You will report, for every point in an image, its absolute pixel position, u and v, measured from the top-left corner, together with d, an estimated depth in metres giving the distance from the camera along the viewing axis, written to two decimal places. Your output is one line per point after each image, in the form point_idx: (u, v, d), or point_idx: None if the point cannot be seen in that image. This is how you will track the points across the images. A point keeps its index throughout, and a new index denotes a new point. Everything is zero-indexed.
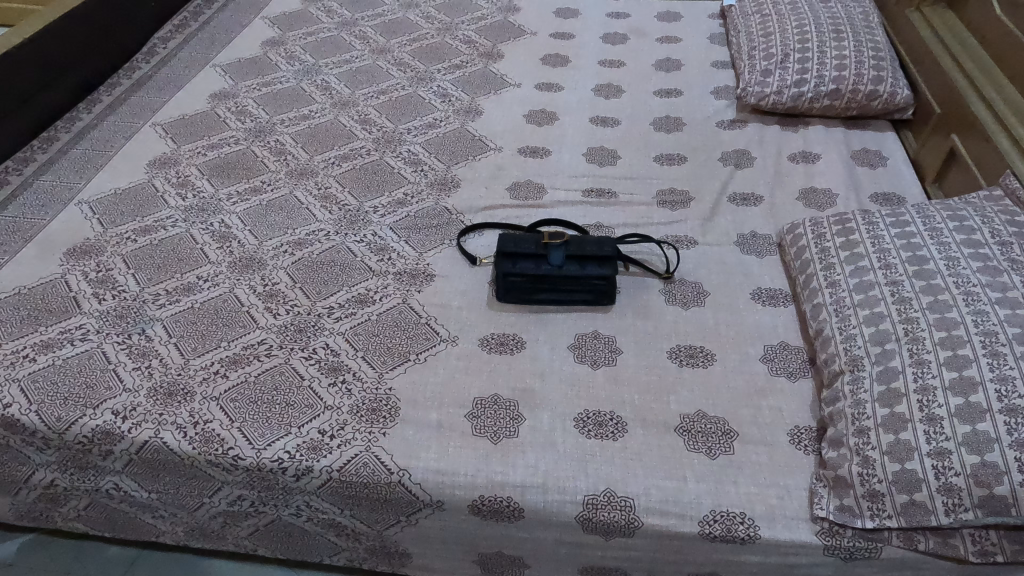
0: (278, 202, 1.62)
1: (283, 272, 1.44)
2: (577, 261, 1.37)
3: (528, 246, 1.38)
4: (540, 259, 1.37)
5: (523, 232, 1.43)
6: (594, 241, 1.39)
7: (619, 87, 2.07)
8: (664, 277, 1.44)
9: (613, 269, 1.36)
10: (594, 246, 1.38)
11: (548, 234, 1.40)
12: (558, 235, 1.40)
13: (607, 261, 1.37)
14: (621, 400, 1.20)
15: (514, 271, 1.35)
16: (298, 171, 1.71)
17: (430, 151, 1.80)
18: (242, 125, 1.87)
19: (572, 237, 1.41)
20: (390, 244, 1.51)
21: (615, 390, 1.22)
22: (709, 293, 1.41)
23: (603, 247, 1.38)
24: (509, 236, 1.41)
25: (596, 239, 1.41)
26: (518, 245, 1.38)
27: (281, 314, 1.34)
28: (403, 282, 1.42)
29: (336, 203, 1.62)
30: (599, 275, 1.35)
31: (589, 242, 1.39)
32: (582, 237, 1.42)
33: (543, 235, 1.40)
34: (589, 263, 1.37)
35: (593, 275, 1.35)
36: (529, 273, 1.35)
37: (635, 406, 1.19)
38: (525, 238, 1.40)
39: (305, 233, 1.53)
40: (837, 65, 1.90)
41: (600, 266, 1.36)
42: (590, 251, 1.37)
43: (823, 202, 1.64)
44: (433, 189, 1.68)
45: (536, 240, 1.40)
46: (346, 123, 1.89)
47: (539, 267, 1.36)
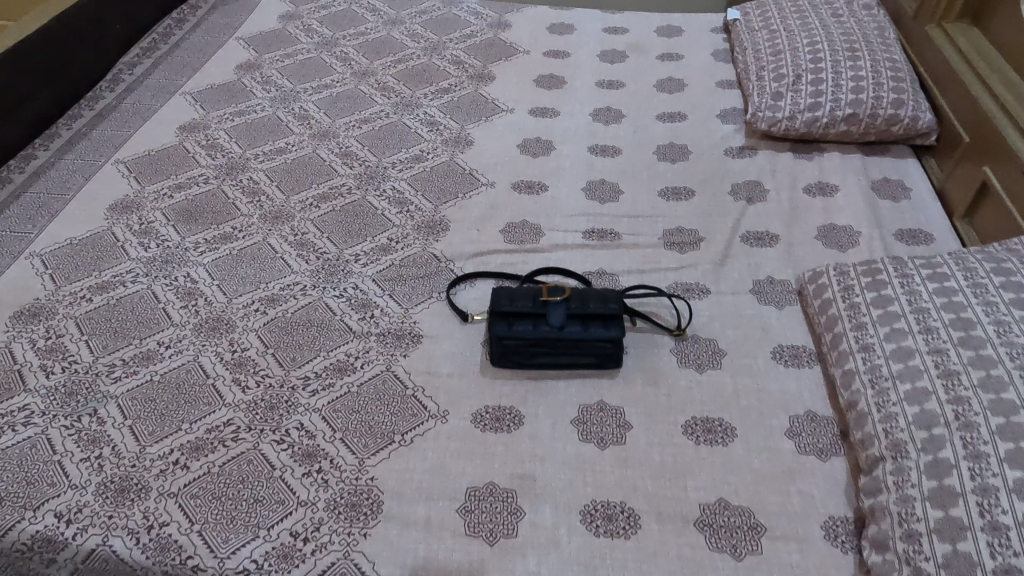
0: (250, 250, 1.48)
1: (254, 335, 1.30)
2: (579, 320, 1.24)
3: (525, 304, 1.25)
4: (539, 318, 1.25)
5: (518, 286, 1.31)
6: (597, 297, 1.27)
7: (619, 111, 1.93)
8: (676, 334, 1.30)
9: (620, 328, 1.23)
10: (598, 303, 1.26)
11: (546, 290, 1.27)
12: (557, 290, 1.27)
13: (612, 319, 1.25)
14: (632, 487, 1.07)
15: (510, 334, 1.22)
16: (272, 215, 1.57)
17: (417, 188, 1.66)
18: (212, 161, 1.72)
19: (573, 291, 1.28)
20: (372, 299, 1.38)
21: (625, 474, 1.08)
22: (725, 353, 1.28)
23: (608, 303, 1.26)
24: (503, 291, 1.28)
25: (600, 293, 1.28)
26: (514, 303, 1.26)
27: (250, 387, 1.20)
28: (386, 344, 1.29)
29: (314, 251, 1.48)
30: (605, 337, 1.22)
31: (592, 298, 1.27)
32: (583, 290, 1.29)
33: (542, 290, 1.27)
34: (594, 323, 1.24)
35: (598, 337, 1.22)
36: (528, 335, 1.22)
37: (648, 495, 1.06)
38: (521, 294, 1.27)
39: (279, 288, 1.39)
40: (853, 86, 1.76)
41: (605, 326, 1.24)
42: (594, 308, 1.24)
43: (844, 243, 1.51)
44: (421, 232, 1.54)
45: (534, 296, 1.27)
46: (325, 156, 1.75)
47: (538, 329, 1.23)
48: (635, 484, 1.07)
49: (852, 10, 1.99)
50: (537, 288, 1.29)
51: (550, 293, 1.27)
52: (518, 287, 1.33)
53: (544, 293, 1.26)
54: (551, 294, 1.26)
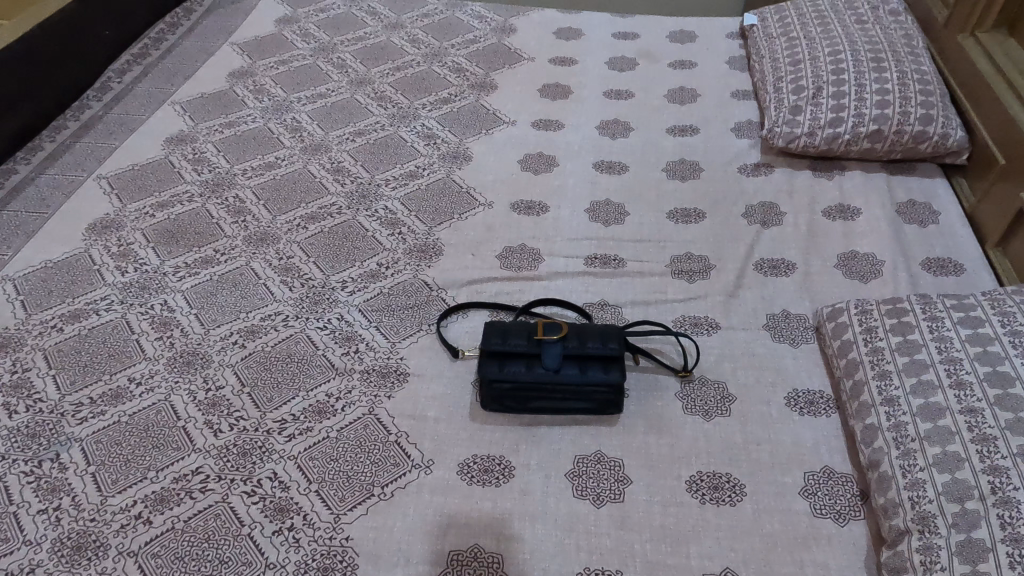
0: (231, 276, 1.40)
1: (230, 371, 1.22)
2: (577, 362, 1.15)
3: (519, 343, 1.16)
4: (533, 358, 1.16)
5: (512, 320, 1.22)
6: (596, 335, 1.18)
7: (627, 124, 1.83)
8: (682, 375, 1.21)
9: (621, 371, 1.14)
10: (597, 342, 1.17)
11: (542, 327, 1.18)
12: (554, 327, 1.18)
13: (612, 360, 1.16)
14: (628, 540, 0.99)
15: (502, 376, 1.13)
16: (257, 237, 1.49)
17: (410, 207, 1.57)
18: (198, 177, 1.65)
19: (571, 328, 1.19)
20: (357, 331, 1.29)
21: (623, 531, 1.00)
22: (735, 398, 1.18)
23: (608, 342, 1.17)
24: (496, 327, 1.20)
25: (600, 330, 1.19)
26: (506, 341, 1.17)
27: (222, 431, 1.13)
28: (370, 383, 1.20)
29: (299, 277, 1.40)
30: (604, 381, 1.13)
31: (591, 336, 1.18)
32: (582, 326, 1.20)
33: (538, 327, 1.18)
34: (593, 365, 1.15)
35: (596, 382, 1.13)
36: (521, 378, 1.13)
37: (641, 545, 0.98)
38: (515, 331, 1.18)
39: (259, 318, 1.31)
40: (878, 100, 1.64)
41: (604, 368, 1.15)
42: (593, 349, 1.15)
43: (866, 273, 1.40)
44: (412, 257, 1.45)
45: (528, 334, 1.18)
46: (316, 173, 1.67)
47: (532, 371, 1.14)
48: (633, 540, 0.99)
49: (878, 17, 1.87)
50: (533, 323, 1.20)
51: (546, 330, 1.18)
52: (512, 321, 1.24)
53: (539, 331, 1.17)
54: (547, 331, 1.17)
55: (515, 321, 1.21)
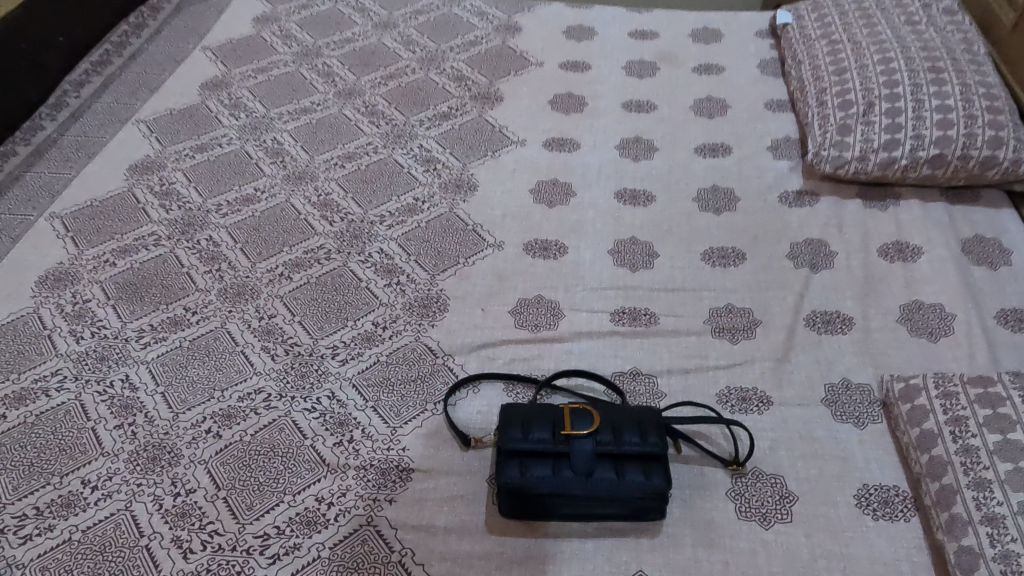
0: (204, 342, 1.21)
1: (203, 469, 1.04)
2: (611, 462, 0.98)
3: (543, 439, 0.99)
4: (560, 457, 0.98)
5: (534, 408, 1.04)
6: (633, 428, 1.00)
7: (650, 142, 1.63)
8: (733, 469, 1.04)
9: (665, 474, 0.96)
10: (634, 438, 0.99)
11: (570, 419, 1.01)
12: (583, 418, 1.01)
13: (652, 460, 0.98)
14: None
15: (523, 482, 0.96)
16: (233, 291, 1.30)
17: (409, 251, 1.38)
18: (166, 215, 1.45)
19: (604, 420, 1.01)
20: (351, 413, 1.11)
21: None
22: (796, 498, 1.00)
23: (648, 438, 0.99)
24: (515, 418, 1.02)
25: (637, 421, 1.01)
26: (528, 436, 0.99)
27: (193, 552, 0.95)
28: (367, 483, 1.02)
29: (282, 342, 1.22)
30: (644, 487, 0.95)
31: (628, 430, 1.00)
32: (616, 415, 1.02)
33: (564, 418, 1.01)
34: (631, 466, 0.97)
35: (635, 489, 0.95)
36: (546, 484, 0.96)
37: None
38: (537, 424, 1.01)
39: (237, 398, 1.13)
40: (940, 119, 1.45)
41: (644, 470, 0.97)
42: (630, 447, 0.98)
43: (935, 329, 1.22)
44: (412, 314, 1.26)
45: (553, 427, 1.00)
46: (301, 208, 1.47)
47: (559, 475, 0.96)
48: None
49: (931, 18, 1.67)
50: (558, 412, 1.03)
51: (574, 423, 1.00)
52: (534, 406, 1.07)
53: (566, 425, 0.99)
54: (575, 425, 1.00)
55: (537, 409, 1.04)
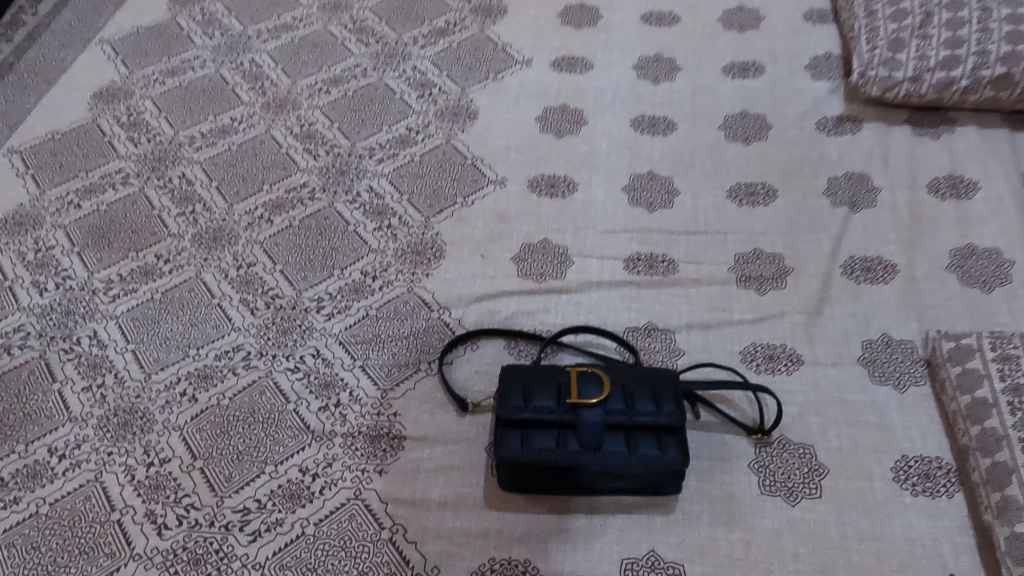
0: (178, 294, 1.11)
1: (178, 437, 0.96)
2: (622, 434, 0.87)
3: (547, 407, 0.88)
4: (566, 428, 0.88)
5: (537, 369, 0.93)
6: (648, 395, 0.89)
7: (672, 61, 1.45)
8: (757, 438, 0.94)
9: (682, 448, 0.86)
10: (649, 407, 0.88)
11: (577, 384, 0.89)
12: (592, 384, 0.90)
13: (668, 431, 0.88)
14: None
15: (525, 456, 0.86)
16: (209, 236, 1.18)
17: (402, 189, 1.25)
18: (134, 149, 1.31)
19: (615, 385, 0.90)
20: (337, 374, 1.02)
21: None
22: (826, 470, 0.91)
23: (664, 406, 0.88)
24: (515, 382, 0.91)
25: (652, 387, 0.90)
26: (529, 404, 0.88)
27: (168, 528, 0.88)
28: (355, 453, 0.94)
29: (263, 294, 1.11)
30: (659, 461, 0.85)
31: (641, 397, 0.89)
32: (629, 379, 0.91)
33: (571, 383, 0.90)
34: (644, 438, 0.87)
35: (648, 464, 0.85)
36: (550, 458, 0.86)
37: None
38: (541, 389, 0.90)
39: (214, 358, 1.04)
40: (1009, 33, 1.26)
41: (658, 443, 0.87)
42: (644, 417, 0.87)
43: (990, 277, 1.09)
44: (405, 261, 1.15)
45: (558, 393, 0.89)
46: (282, 140, 1.33)
47: (564, 447, 0.86)
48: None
49: None
50: (564, 375, 0.91)
51: (582, 388, 0.89)
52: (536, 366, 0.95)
53: (573, 391, 0.88)
54: (583, 391, 0.89)
55: (540, 371, 0.92)
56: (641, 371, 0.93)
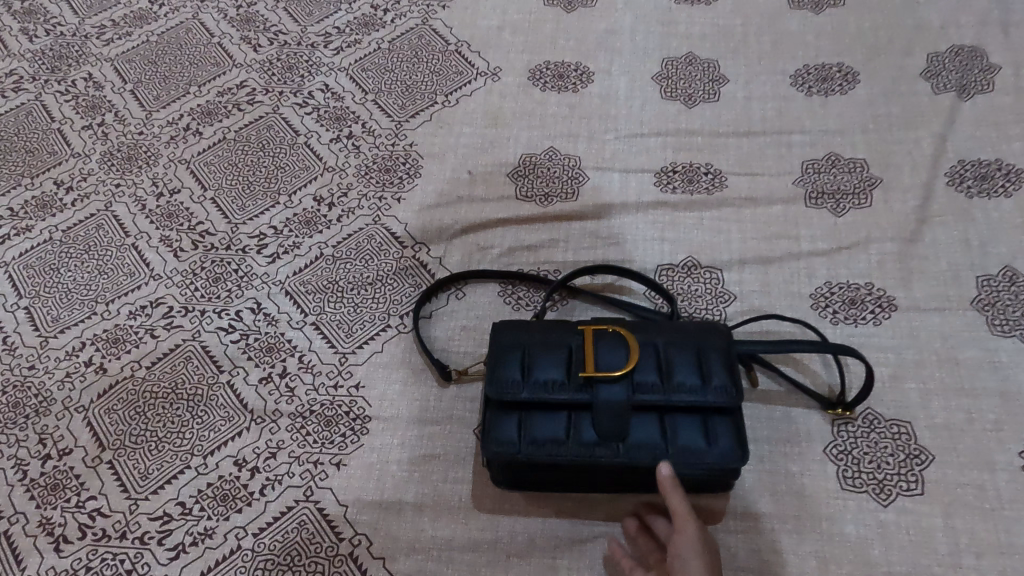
0: (83, 232, 0.87)
1: (82, 420, 0.75)
2: (654, 419, 0.62)
3: (551, 383, 0.63)
4: (577, 411, 0.63)
5: (539, 327, 0.67)
6: (691, 363, 0.63)
7: None
8: (837, 413, 0.70)
9: (739, 437, 0.61)
10: (692, 380, 0.62)
11: (593, 349, 0.64)
12: (614, 349, 0.64)
13: (718, 413, 0.62)
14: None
15: (520, 451, 0.62)
16: (121, 156, 0.93)
17: (365, 87, 0.97)
18: (28, 44, 1.04)
19: (645, 349, 0.64)
20: (284, 335, 0.79)
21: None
22: (930, 456, 0.68)
23: (714, 379, 0.62)
24: (507, 346, 0.65)
25: (698, 350, 0.64)
26: (527, 378, 0.63)
27: (68, 542, 0.69)
28: (305, 439, 0.73)
29: (189, 230, 0.87)
30: (705, 457, 0.61)
31: (682, 365, 0.63)
32: (664, 340, 0.65)
33: (584, 348, 0.64)
34: (685, 424, 0.62)
35: (690, 461, 0.61)
36: (554, 453, 0.62)
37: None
38: (543, 357, 0.64)
39: (127, 315, 0.81)
40: None
41: (705, 430, 0.62)
42: (685, 396, 0.61)
43: None
44: (369, 181, 0.89)
45: (567, 362, 0.64)
46: (213, 26, 1.04)
47: (575, 438, 0.62)
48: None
49: None
50: (575, 335, 0.65)
51: (599, 356, 0.63)
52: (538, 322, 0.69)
53: (587, 361, 0.62)
54: (600, 360, 0.63)
55: (543, 330, 0.67)
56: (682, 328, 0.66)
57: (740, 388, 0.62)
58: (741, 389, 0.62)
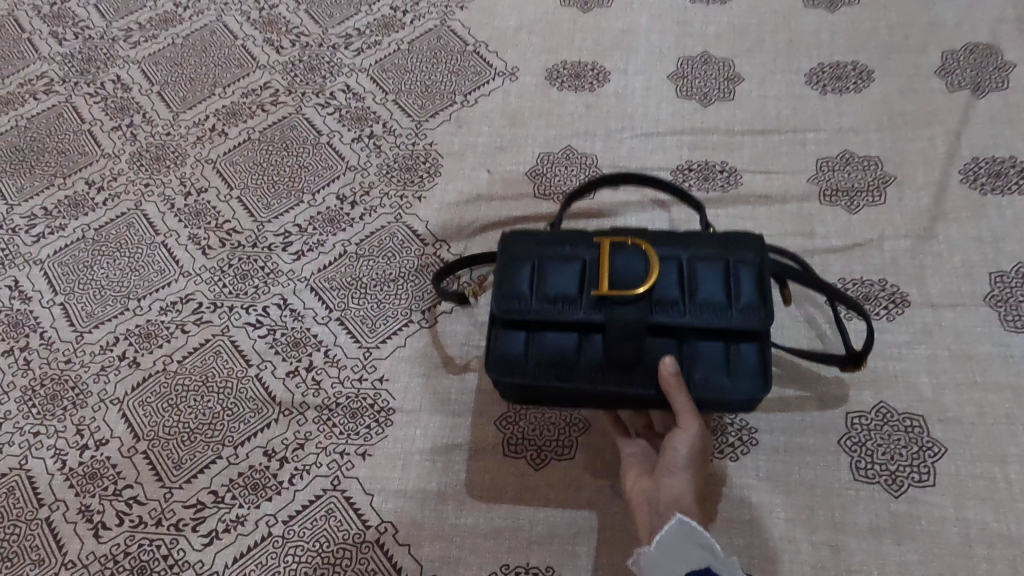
0: (113, 230, 0.90)
1: (116, 412, 0.78)
2: (675, 343, 0.58)
3: (564, 297, 0.59)
4: (590, 330, 0.59)
5: (549, 238, 0.62)
6: (718, 281, 0.58)
7: None
8: (846, 367, 0.69)
9: (764, 363, 0.58)
10: (717, 300, 0.58)
11: (608, 263, 0.59)
12: (631, 263, 0.59)
13: (745, 339, 0.58)
14: (702, 531, 0.55)
15: (528, 370, 0.59)
16: (150, 155, 0.95)
17: (385, 87, 0.99)
18: (58, 46, 1.06)
19: (666, 265, 0.59)
20: (309, 330, 0.81)
21: (674, 530, 0.56)
22: (942, 449, 0.69)
23: (741, 299, 0.58)
24: (517, 256, 0.61)
25: (726, 266, 0.59)
26: (535, 291, 0.59)
27: (106, 529, 0.72)
28: (331, 430, 0.75)
29: (216, 227, 0.89)
30: (728, 387, 0.58)
31: (706, 283, 0.58)
32: (688, 253, 0.60)
33: (599, 262, 0.59)
34: (707, 348, 0.58)
35: (711, 390, 0.58)
36: (564, 375, 0.59)
37: (719, 554, 0.54)
38: (552, 270, 0.60)
39: (159, 310, 0.84)
40: None
41: (728, 356, 0.58)
42: (709, 316, 0.57)
43: None
44: (390, 180, 0.91)
45: (580, 274, 0.59)
46: (237, 28, 1.06)
47: (587, 363, 0.59)
48: (707, 542, 0.55)
49: None
50: (592, 245, 0.60)
51: (614, 271, 0.58)
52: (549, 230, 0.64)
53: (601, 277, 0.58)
54: (616, 275, 0.58)
55: (554, 241, 0.62)
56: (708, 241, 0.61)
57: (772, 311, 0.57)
58: (772, 312, 0.57)
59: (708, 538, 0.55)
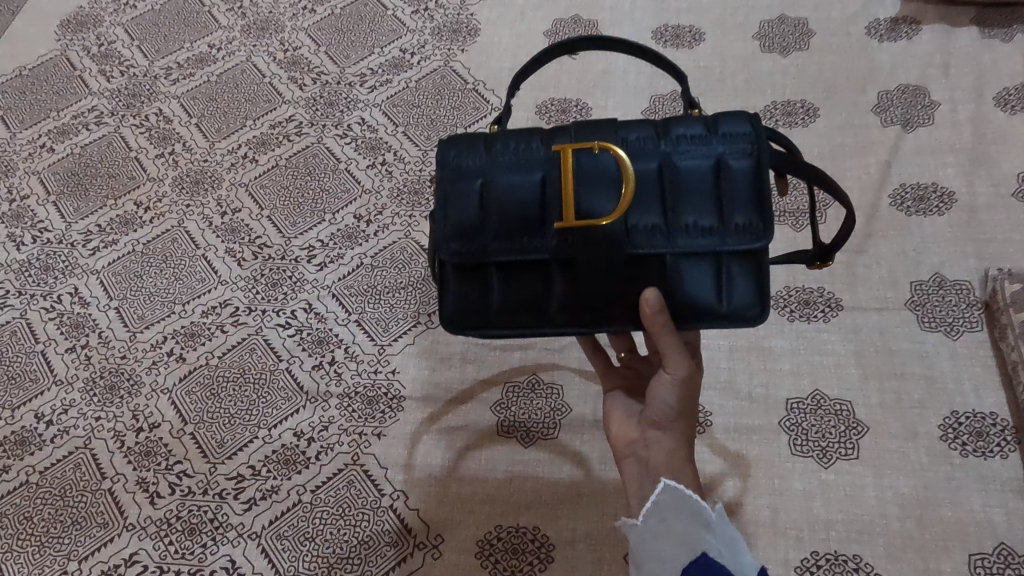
0: (159, 245, 1.03)
1: (166, 400, 0.91)
2: (656, 267, 0.58)
3: (534, 224, 0.58)
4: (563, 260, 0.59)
5: (503, 151, 0.59)
6: (706, 194, 0.56)
7: None
8: (812, 263, 0.71)
9: (755, 278, 0.58)
10: (706, 220, 0.56)
11: (575, 183, 0.57)
12: (601, 180, 0.57)
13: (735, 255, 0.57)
14: (695, 500, 0.57)
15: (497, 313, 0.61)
16: (190, 179, 1.09)
17: (396, 120, 1.13)
18: (106, 83, 1.21)
19: (643, 177, 0.57)
20: (331, 330, 0.95)
21: (664, 496, 0.58)
22: (865, 429, 0.82)
23: (735, 219, 0.56)
24: (472, 183, 0.58)
25: (713, 173, 0.56)
26: (493, 223, 0.58)
27: (160, 497, 0.84)
28: (351, 415, 0.88)
29: (249, 242, 1.03)
30: (717, 309, 0.58)
31: (691, 199, 0.57)
32: (671, 161, 0.57)
33: (564, 177, 0.57)
34: (695, 269, 0.58)
35: (699, 314, 0.59)
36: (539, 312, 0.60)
37: (710, 520, 0.57)
38: (511, 196, 0.58)
39: (201, 314, 0.97)
40: None
41: (719, 276, 0.58)
42: (695, 239, 0.56)
43: None
44: (401, 202, 1.05)
45: (549, 194, 0.57)
46: (265, 67, 1.21)
47: (556, 303, 0.60)
48: (694, 506, 0.58)
49: None
50: (557, 157, 0.57)
51: (581, 191, 0.57)
52: (501, 134, 0.61)
53: (567, 206, 0.56)
54: (584, 195, 0.57)
55: (511, 156, 0.58)
56: (693, 144, 0.57)
57: (768, 226, 0.55)
58: (769, 230, 0.55)
59: (700, 505, 0.58)
